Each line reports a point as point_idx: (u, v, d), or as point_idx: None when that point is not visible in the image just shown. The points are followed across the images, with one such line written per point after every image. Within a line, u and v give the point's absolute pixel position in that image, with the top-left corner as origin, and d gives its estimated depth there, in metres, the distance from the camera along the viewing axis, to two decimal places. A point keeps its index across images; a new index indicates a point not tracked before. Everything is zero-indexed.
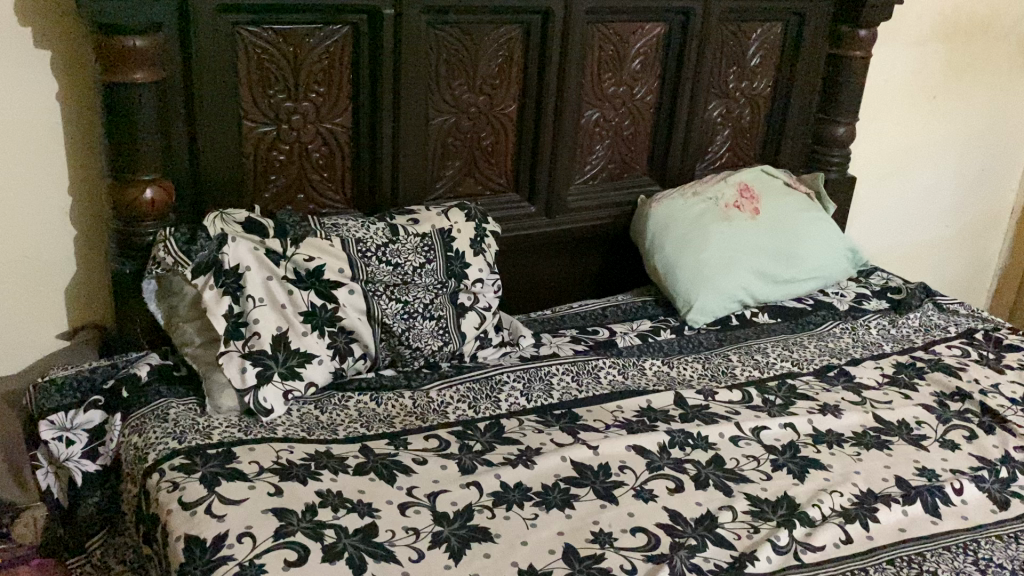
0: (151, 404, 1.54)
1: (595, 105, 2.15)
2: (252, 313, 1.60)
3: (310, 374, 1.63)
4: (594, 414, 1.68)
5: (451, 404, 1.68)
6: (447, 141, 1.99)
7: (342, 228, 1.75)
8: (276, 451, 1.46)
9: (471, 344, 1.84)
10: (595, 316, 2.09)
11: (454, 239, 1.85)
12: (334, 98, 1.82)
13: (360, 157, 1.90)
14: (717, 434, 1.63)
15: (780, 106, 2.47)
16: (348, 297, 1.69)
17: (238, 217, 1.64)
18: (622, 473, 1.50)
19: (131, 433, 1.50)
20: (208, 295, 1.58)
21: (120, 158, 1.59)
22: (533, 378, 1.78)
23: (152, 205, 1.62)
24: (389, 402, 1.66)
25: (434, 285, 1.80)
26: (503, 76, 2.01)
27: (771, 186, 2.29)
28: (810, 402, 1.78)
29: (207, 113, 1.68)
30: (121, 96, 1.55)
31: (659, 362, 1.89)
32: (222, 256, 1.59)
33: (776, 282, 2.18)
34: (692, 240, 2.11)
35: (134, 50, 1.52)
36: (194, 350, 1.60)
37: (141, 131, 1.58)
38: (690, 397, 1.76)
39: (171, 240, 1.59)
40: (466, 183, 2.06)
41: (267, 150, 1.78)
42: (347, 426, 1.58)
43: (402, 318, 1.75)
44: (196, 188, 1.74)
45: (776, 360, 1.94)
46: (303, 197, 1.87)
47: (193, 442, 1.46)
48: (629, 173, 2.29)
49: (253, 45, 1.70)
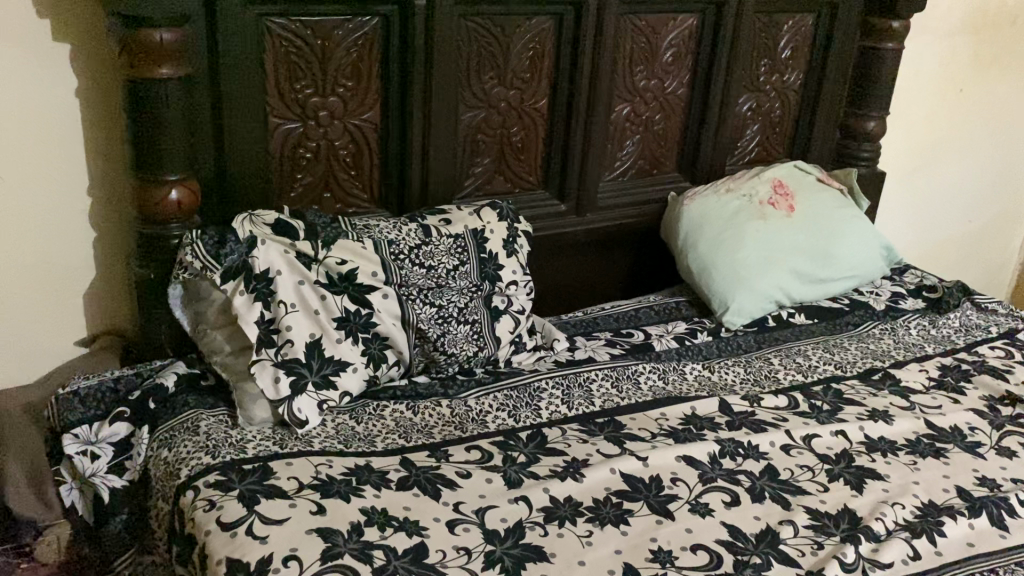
0: (180, 416, 1.48)
1: (627, 99, 2.09)
2: (285, 320, 1.52)
3: (343, 383, 1.56)
4: (638, 422, 1.62)
5: (490, 412, 1.61)
6: (477, 138, 1.92)
7: (373, 229, 1.68)
8: (314, 465, 1.39)
9: (506, 348, 1.78)
10: (629, 318, 2.03)
11: (487, 240, 1.79)
12: (363, 93, 1.75)
13: (388, 155, 1.82)
14: (769, 444, 1.58)
15: (811, 99, 2.40)
16: (382, 301, 1.61)
17: (268, 219, 1.57)
18: (675, 486, 1.44)
19: (162, 446, 1.43)
20: (237, 301, 1.51)
21: (145, 158, 1.51)
22: (572, 385, 1.71)
23: (179, 207, 1.55)
24: (427, 411, 1.59)
25: (468, 288, 1.73)
26: (534, 69, 1.93)
27: (805, 182, 2.23)
28: (858, 408, 1.73)
29: (233, 110, 1.61)
30: (148, 93, 1.47)
31: (699, 366, 1.83)
32: (253, 260, 1.52)
33: (812, 282, 2.12)
34: (727, 238, 2.05)
35: (162, 44, 1.44)
36: (223, 358, 1.53)
37: (168, 130, 1.50)
38: (736, 403, 1.70)
39: (199, 243, 1.52)
40: (495, 180, 1.98)
41: (293, 148, 1.71)
42: (384, 437, 1.51)
43: (438, 323, 1.67)
44: (220, 188, 1.66)
45: (819, 363, 1.88)
46: (329, 196, 1.79)
47: (227, 457, 1.38)
48: (658, 169, 2.22)
49: (280, 38, 1.62)
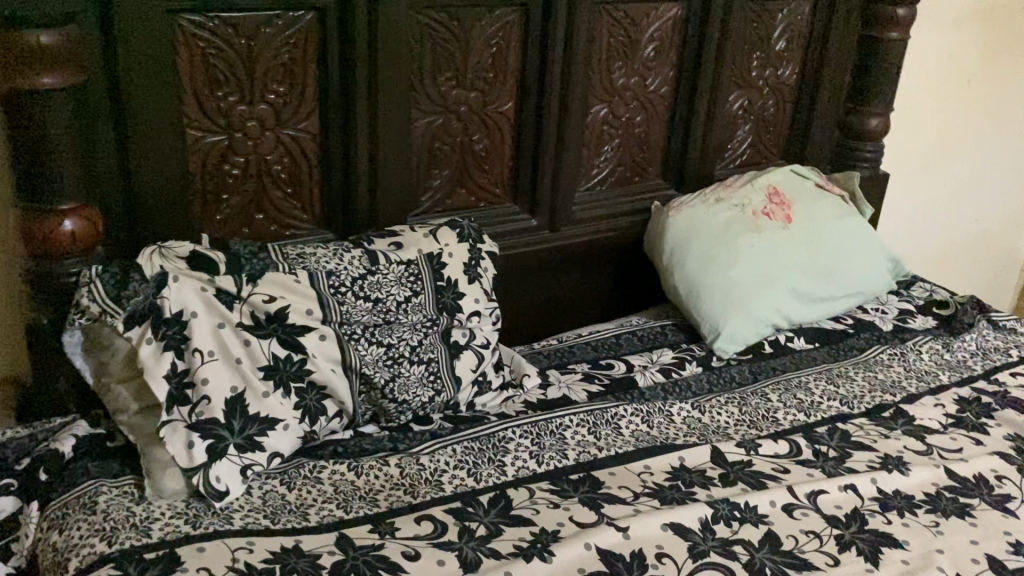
0: (77, 488, 1.25)
1: (604, 99, 1.86)
2: (201, 372, 1.29)
3: (273, 443, 1.34)
4: (618, 479, 1.40)
5: (447, 471, 1.39)
6: (434, 146, 1.69)
7: (308, 258, 1.45)
8: (231, 549, 1.17)
9: (467, 390, 1.56)
10: (609, 345, 1.80)
11: (445, 265, 1.56)
12: (298, 99, 1.51)
13: (330, 169, 1.59)
14: (768, 504, 1.36)
15: (807, 96, 2.18)
16: (318, 344, 1.40)
17: (181, 250, 1.34)
18: (661, 565, 1.23)
19: (52, 529, 1.21)
20: (144, 352, 1.28)
21: (32, 182, 1.27)
22: (543, 434, 1.49)
23: (74, 242, 1.30)
24: (372, 471, 1.37)
25: (422, 324, 1.50)
26: (498, 68, 1.70)
27: (803, 188, 2.01)
28: (868, 454, 1.52)
29: (141, 122, 1.37)
30: (26, 106, 1.23)
31: (688, 406, 1.62)
32: (161, 300, 1.29)
33: (812, 301, 1.91)
34: (718, 254, 1.84)
35: (41, 50, 1.19)
36: (129, 418, 1.30)
37: (56, 150, 1.26)
38: (730, 451, 1.49)
39: (97, 282, 1.28)
40: (456, 194, 1.76)
41: (217, 164, 1.47)
42: (319, 506, 1.29)
43: (386, 365, 1.46)
44: (129, 212, 1.42)
45: (822, 398, 1.67)
46: (262, 217, 1.56)
47: (127, 543, 1.16)
48: (641, 176, 2.00)
49: (195, 38, 1.39)
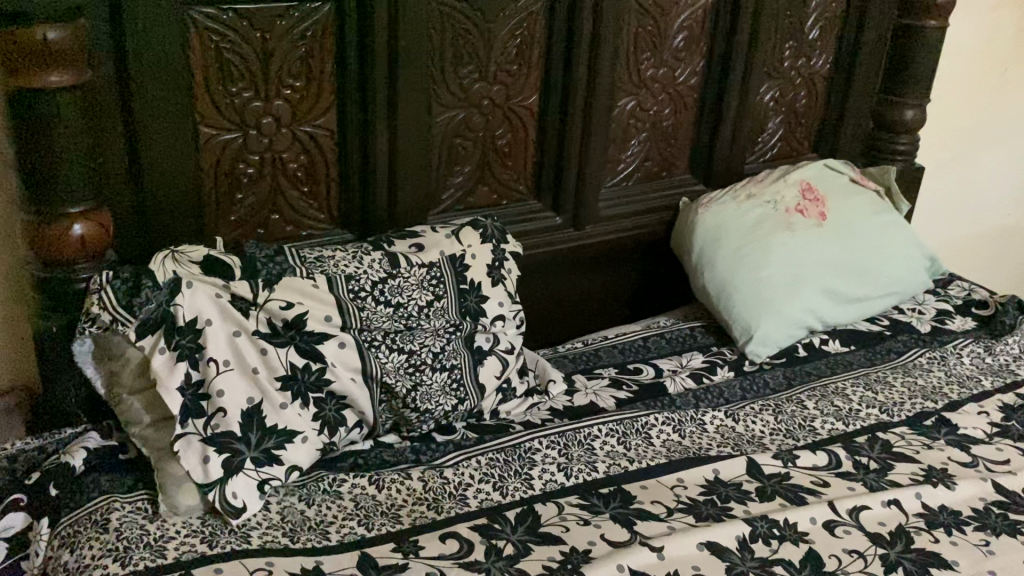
0: (89, 503, 1.21)
1: (631, 91, 1.79)
2: (216, 383, 1.24)
3: (291, 456, 1.28)
4: (650, 493, 1.34)
5: (471, 485, 1.33)
6: (455, 142, 1.62)
7: (327, 261, 1.40)
8: (249, 571, 1.12)
9: (491, 398, 1.50)
10: (636, 349, 1.74)
11: (467, 267, 1.50)
12: (315, 94, 1.45)
13: (348, 167, 1.53)
14: (808, 521, 1.30)
15: (840, 87, 2.09)
16: (337, 351, 1.34)
17: (194, 255, 1.29)
18: None
19: (63, 547, 1.16)
20: (157, 361, 1.22)
21: (39, 186, 1.21)
22: (570, 445, 1.43)
23: (84, 245, 1.25)
24: (394, 485, 1.31)
25: (444, 329, 1.44)
26: (523, 60, 1.63)
27: (837, 184, 1.93)
28: (911, 467, 1.45)
29: (152, 120, 1.31)
30: (33, 107, 1.17)
31: (721, 414, 1.55)
32: (175, 308, 1.24)
33: (847, 302, 1.84)
34: (750, 253, 1.77)
35: (45, 46, 1.14)
36: (142, 430, 1.25)
37: (64, 152, 1.20)
38: (766, 463, 1.43)
39: (108, 288, 1.23)
40: (478, 191, 1.69)
41: (231, 163, 1.41)
42: (340, 523, 1.23)
43: (408, 374, 1.39)
44: (140, 214, 1.36)
45: (860, 406, 1.61)
46: (278, 217, 1.50)
47: (140, 564, 1.11)
48: (668, 171, 1.93)
49: (208, 31, 1.32)
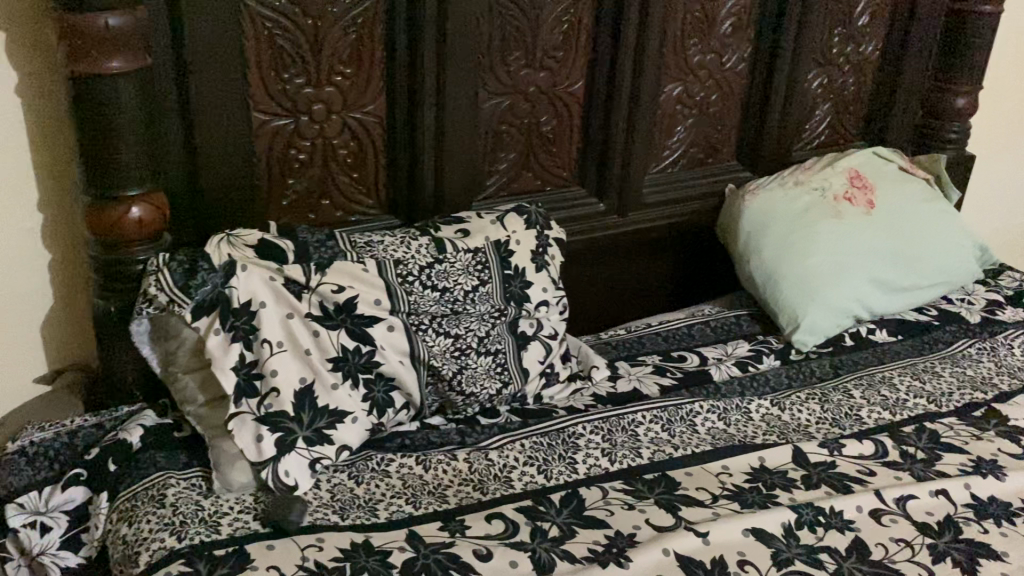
0: (145, 480, 1.24)
1: (678, 78, 1.78)
2: (269, 364, 1.27)
3: (342, 436, 1.31)
4: (695, 480, 1.35)
5: (516, 468, 1.35)
6: (501, 128, 1.63)
7: (376, 247, 1.42)
8: (300, 548, 1.14)
9: (535, 382, 1.51)
10: (680, 336, 1.74)
11: (513, 253, 1.51)
12: (365, 81, 1.47)
13: (396, 153, 1.54)
14: (855, 509, 1.29)
15: (891, 74, 2.06)
16: (386, 334, 1.36)
17: (250, 239, 1.31)
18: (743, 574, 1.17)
19: (121, 521, 1.20)
20: (211, 342, 1.25)
21: (99, 169, 1.24)
22: (614, 430, 1.44)
23: (141, 226, 1.28)
24: (440, 465, 1.33)
25: (490, 314, 1.46)
26: (569, 47, 1.64)
27: (886, 171, 1.91)
28: (960, 457, 1.44)
29: (206, 106, 1.34)
30: (94, 93, 1.20)
31: (767, 403, 1.55)
32: (231, 291, 1.26)
33: (895, 291, 1.82)
34: (797, 241, 1.75)
35: (105, 32, 1.16)
36: (197, 409, 1.29)
37: (122, 137, 1.23)
38: (812, 452, 1.42)
39: (166, 273, 1.26)
40: (523, 178, 1.70)
41: (283, 149, 1.44)
42: (388, 502, 1.25)
43: (453, 357, 1.41)
44: (194, 198, 1.40)
45: (908, 396, 1.59)
46: (328, 202, 1.52)
47: (196, 539, 1.14)
48: (714, 158, 1.92)
49: (262, 18, 1.35)
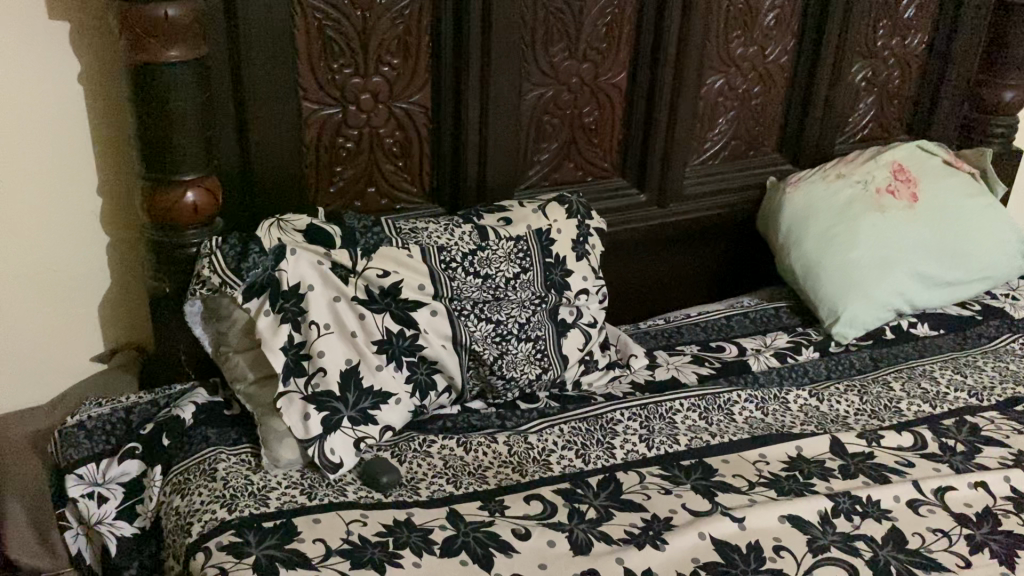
0: (197, 454, 1.28)
1: (720, 69, 1.79)
2: (317, 344, 1.31)
3: (385, 416, 1.35)
4: (732, 467, 1.36)
5: (555, 451, 1.37)
6: (544, 119, 1.65)
7: (421, 233, 1.45)
8: (345, 522, 1.18)
9: (574, 369, 1.53)
10: (719, 327, 1.75)
11: (553, 242, 1.54)
12: (411, 72, 1.50)
13: (440, 142, 1.58)
14: (892, 499, 1.30)
15: (936, 67, 2.04)
16: (430, 319, 1.39)
17: (298, 223, 1.35)
18: (778, 559, 1.18)
19: (174, 493, 1.24)
20: (262, 323, 1.30)
21: (156, 155, 1.29)
22: (652, 417, 1.46)
23: (195, 211, 1.33)
24: (480, 448, 1.36)
25: (530, 301, 1.49)
26: (612, 39, 1.65)
27: (931, 165, 1.89)
28: (1000, 451, 1.44)
29: (259, 96, 1.38)
30: (154, 80, 1.25)
31: (805, 393, 1.55)
32: (280, 273, 1.31)
33: (938, 285, 1.81)
34: (838, 234, 1.76)
35: (164, 21, 1.21)
36: (247, 387, 1.33)
37: (179, 124, 1.28)
38: (850, 442, 1.42)
39: (218, 253, 1.30)
40: (565, 168, 1.72)
41: (331, 138, 1.48)
42: (430, 482, 1.29)
43: (494, 342, 1.44)
44: (245, 184, 1.44)
45: (949, 389, 1.59)
46: (374, 190, 1.56)
47: (246, 511, 1.18)
48: (755, 150, 1.92)
49: (313, 10, 1.39)
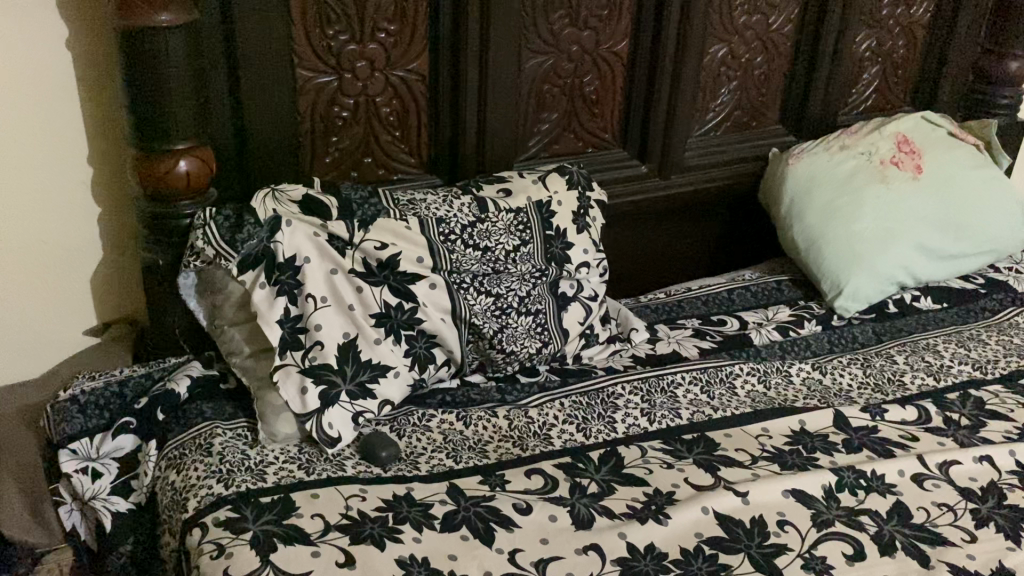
0: (193, 428, 1.26)
1: (723, 38, 1.75)
2: (313, 318, 1.29)
3: (383, 390, 1.32)
4: (735, 441, 1.34)
5: (555, 425, 1.36)
6: (544, 88, 1.62)
7: (419, 205, 1.42)
8: (344, 497, 1.16)
9: (574, 342, 1.52)
10: (720, 300, 1.73)
11: (554, 213, 1.52)
12: (408, 39, 1.46)
13: (437, 112, 1.55)
14: (897, 473, 1.28)
15: (942, 36, 2.00)
16: (428, 292, 1.37)
17: (294, 194, 1.32)
18: (782, 533, 1.17)
19: (169, 468, 1.22)
20: (257, 295, 1.27)
21: (147, 124, 1.26)
22: (653, 391, 1.44)
23: (189, 180, 1.30)
24: (480, 422, 1.35)
25: (530, 274, 1.46)
26: (614, 6, 1.62)
27: (935, 136, 1.87)
28: (1004, 424, 1.42)
29: (252, 63, 1.34)
30: (145, 45, 1.21)
31: (808, 366, 1.54)
32: (276, 245, 1.28)
33: (941, 258, 1.79)
34: (841, 206, 1.73)
35: None
36: (242, 360, 1.31)
37: (171, 91, 1.24)
38: (853, 416, 1.41)
39: (211, 225, 1.27)
40: (564, 139, 1.69)
41: (326, 106, 1.45)
42: (430, 456, 1.27)
43: (494, 316, 1.41)
44: (239, 154, 1.41)
45: (953, 362, 1.57)
46: (370, 160, 1.53)
47: (243, 486, 1.16)
48: (758, 121, 1.90)
49: None
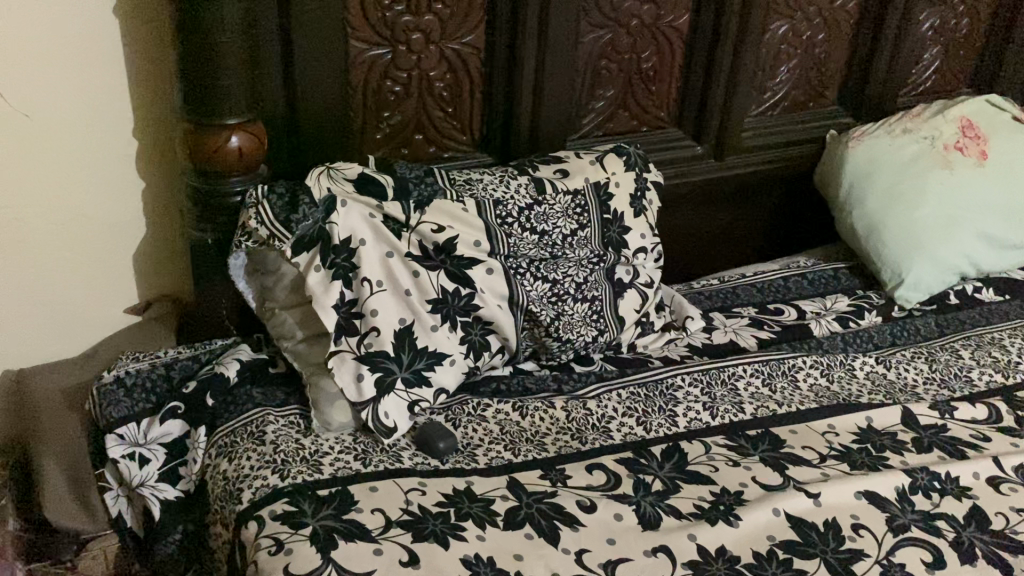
0: (243, 416, 1.22)
1: (786, 15, 1.67)
2: (369, 303, 1.24)
3: (439, 378, 1.28)
4: (801, 438, 1.30)
5: (615, 418, 1.31)
6: (601, 64, 1.55)
7: (476, 184, 1.37)
8: (403, 491, 1.12)
9: (630, 331, 1.47)
10: (776, 288, 1.67)
11: (612, 196, 1.46)
12: (464, 11, 1.40)
13: (492, 87, 1.48)
14: (971, 476, 1.24)
15: (1008, 16, 1.92)
16: (485, 278, 1.31)
17: (350, 172, 1.26)
18: (858, 538, 1.13)
19: (220, 456, 1.18)
20: (312, 279, 1.22)
21: (198, 96, 1.20)
22: (714, 383, 1.39)
23: (240, 156, 1.25)
24: (537, 412, 1.30)
25: (588, 259, 1.40)
26: None
27: (1000, 121, 1.79)
28: None
29: (305, 34, 1.27)
30: (197, 13, 1.15)
31: (872, 359, 1.48)
32: (330, 227, 1.22)
33: (1005, 248, 1.73)
34: (903, 192, 1.67)
35: None
36: (295, 345, 1.26)
37: (224, 63, 1.18)
38: (922, 414, 1.36)
39: (265, 205, 1.23)
40: (619, 118, 1.63)
41: (379, 81, 1.38)
42: (488, 449, 1.23)
43: (551, 303, 1.36)
44: (290, 129, 1.36)
45: (1020, 359, 1.52)
46: (421, 137, 1.47)
47: (300, 478, 1.12)
48: (815, 101, 1.83)
49: None
